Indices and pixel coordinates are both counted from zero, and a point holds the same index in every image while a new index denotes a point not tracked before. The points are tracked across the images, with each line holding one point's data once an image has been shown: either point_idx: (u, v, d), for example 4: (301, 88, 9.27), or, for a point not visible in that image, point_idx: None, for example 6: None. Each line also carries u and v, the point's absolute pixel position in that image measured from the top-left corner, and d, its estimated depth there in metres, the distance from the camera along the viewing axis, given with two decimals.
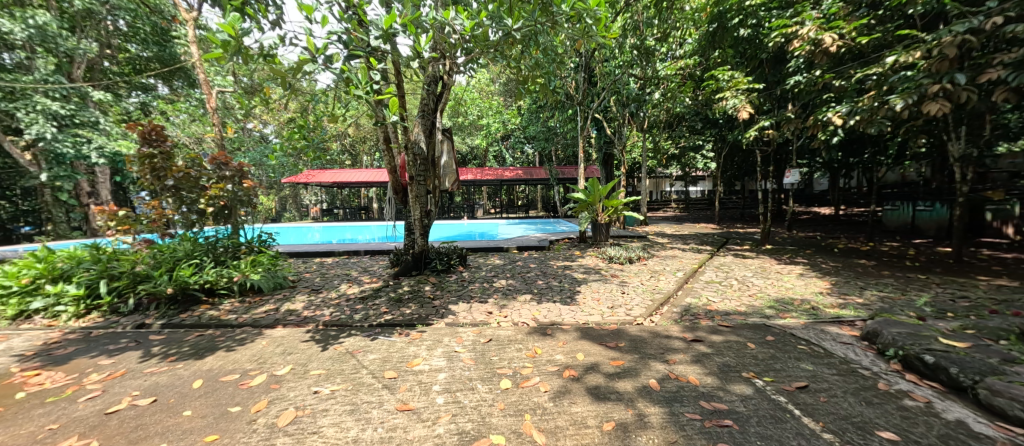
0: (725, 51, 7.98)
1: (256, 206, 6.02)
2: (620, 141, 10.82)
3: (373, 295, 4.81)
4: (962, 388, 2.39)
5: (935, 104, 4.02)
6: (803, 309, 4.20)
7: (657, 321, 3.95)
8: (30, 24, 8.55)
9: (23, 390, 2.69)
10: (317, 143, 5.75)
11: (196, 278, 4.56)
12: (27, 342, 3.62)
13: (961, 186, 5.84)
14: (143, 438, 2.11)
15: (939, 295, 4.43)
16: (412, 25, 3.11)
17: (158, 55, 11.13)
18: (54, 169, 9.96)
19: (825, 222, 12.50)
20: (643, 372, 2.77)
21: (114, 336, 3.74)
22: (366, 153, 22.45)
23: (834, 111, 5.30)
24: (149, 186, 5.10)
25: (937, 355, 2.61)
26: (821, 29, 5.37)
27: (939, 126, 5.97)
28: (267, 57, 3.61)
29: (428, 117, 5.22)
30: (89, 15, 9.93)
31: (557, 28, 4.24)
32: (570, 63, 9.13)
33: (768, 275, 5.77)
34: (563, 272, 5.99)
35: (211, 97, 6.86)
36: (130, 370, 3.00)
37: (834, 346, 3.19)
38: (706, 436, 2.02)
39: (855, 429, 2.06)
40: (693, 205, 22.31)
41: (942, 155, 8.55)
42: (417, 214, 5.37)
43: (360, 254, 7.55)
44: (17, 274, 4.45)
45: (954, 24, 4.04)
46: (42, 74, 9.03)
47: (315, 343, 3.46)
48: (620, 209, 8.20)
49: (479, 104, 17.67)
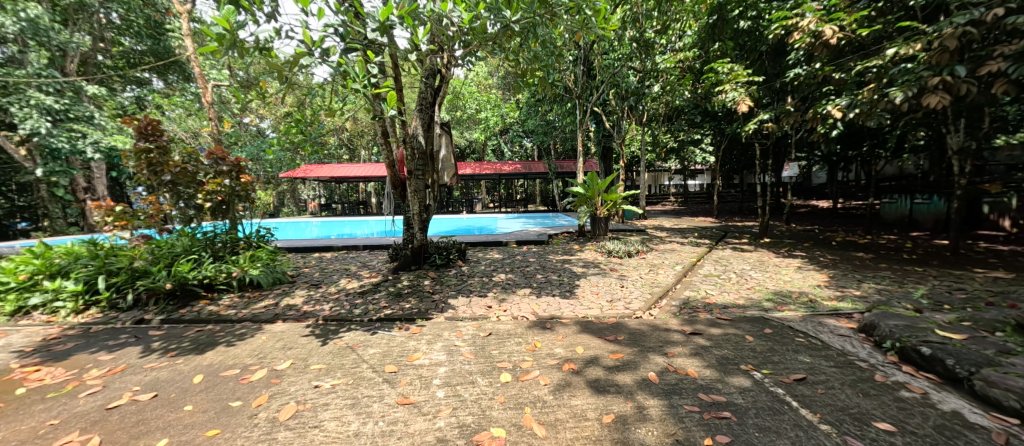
0: (725, 43, 8.09)
1: (254, 201, 5.98)
2: (619, 134, 10.79)
3: (373, 289, 4.83)
4: (958, 379, 2.41)
5: (934, 96, 4.00)
6: (802, 302, 4.22)
7: (656, 314, 3.98)
8: (22, 17, 8.48)
9: (23, 387, 2.68)
10: (315, 137, 5.60)
11: (195, 274, 4.54)
12: (25, 338, 3.60)
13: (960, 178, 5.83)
14: (143, 433, 2.12)
15: (936, 287, 4.47)
16: (410, 17, 3.06)
17: (152, 49, 11.07)
18: (49, 164, 9.93)
19: (823, 215, 12.50)
20: (643, 365, 2.79)
21: (114, 332, 3.74)
22: (365, 147, 22.39)
23: (833, 104, 5.19)
24: (147, 181, 5.12)
25: (933, 347, 2.63)
26: (821, 21, 5.33)
27: (938, 118, 5.94)
28: (263, 50, 3.48)
29: (428, 111, 5.12)
30: (82, 8, 9.83)
31: (556, 20, 4.23)
32: (569, 56, 9.05)
33: (767, 268, 5.80)
34: (562, 266, 6.01)
35: (206, 91, 6.60)
36: (129, 366, 3.00)
37: (833, 339, 3.21)
38: (705, 428, 2.04)
39: (852, 420, 2.08)
40: (692, 199, 22.33)
41: (940, 148, 8.54)
42: (417, 209, 5.32)
43: (360, 249, 7.53)
44: (14, 270, 4.42)
45: (956, 15, 4.02)
46: (36, 69, 8.99)
47: (315, 337, 3.47)
48: (620, 203, 8.15)
49: (477, 98, 17.46)
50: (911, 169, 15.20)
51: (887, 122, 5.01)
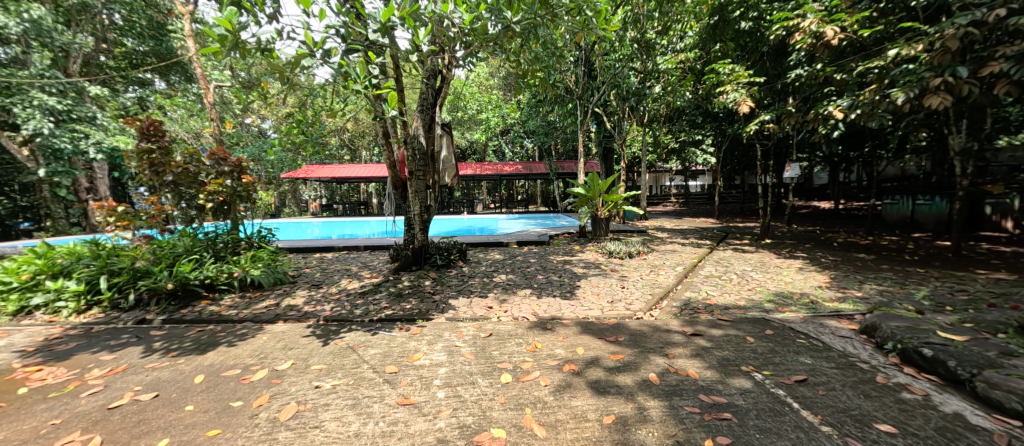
0: (726, 44, 8.15)
1: (255, 201, 5.99)
2: (620, 135, 10.76)
3: (373, 290, 4.83)
4: (960, 381, 2.40)
5: (936, 97, 4.00)
6: (803, 303, 4.21)
7: (657, 315, 3.97)
8: (25, 18, 8.53)
9: (24, 386, 2.69)
10: (315, 138, 5.61)
11: (196, 274, 4.55)
12: (28, 338, 3.62)
13: (962, 179, 5.81)
14: (145, 433, 2.12)
15: (938, 289, 4.45)
16: (411, 18, 3.07)
17: (154, 50, 11.10)
18: (52, 165, 9.97)
19: (825, 216, 12.48)
20: (644, 366, 2.79)
21: (115, 332, 3.75)
22: (365, 148, 22.40)
23: (834, 105, 5.17)
24: (149, 182, 5.13)
25: (935, 348, 2.63)
26: (822, 22, 5.32)
27: (940, 119, 5.93)
28: (265, 51, 3.50)
29: (428, 112, 5.11)
30: (84, 9, 9.86)
31: (557, 21, 4.23)
32: (570, 57, 9.03)
33: (768, 269, 5.78)
34: (563, 267, 6.00)
35: (209, 92, 6.61)
36: (131, 365, 3.01)
37: (834, 340, 3.20)
38: (706, 429, 2.04)
39: (854, 422, 2.07)
40: (693, 200, 22.30)
41: (942, 148, 8.53)
42: (417, 210, 5.33)
43: (360, 249, 7.53)
44: (16, 270, 4.44)
45: (957, 16, 4.01)
46: (38, 70, 9.02)
47: (315, 338, 3.47)
48: (620, 204, 8.14)
49: (478, 99, 17.43)
50: (913, 169, 15.19)
51: (888, 122, 5.00)
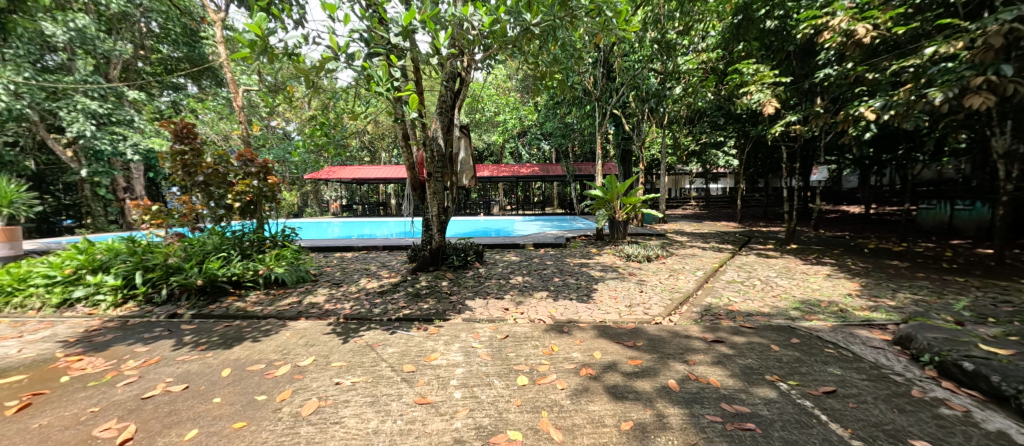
0: (750, 44, 7.75)
1: (280, 201, 6.17)
2: (639, 136, 10.60)
3: (391, 289, 4.91)
4: (1004, 397, 2.26)
5: (978, 97, 3.81)
6: (831, 311, 4.06)
7: (676, 321, 3.89)
8: (71, 27, 9.04)
9: (67, 375, 2.85)
10: (337, 140, 5.74)
11: (224, 271, 4.73)
12: (70, 329, 3.82)
13: (1006, 183, 5.48)
14: (176, 423, 2.21)
15: (979, 299, 4.20)
16: (432, 21, 3.13)
17: (188, 56, 11.63)
18: (93, 165, 10.53)
19: (854, 222, 11.90)
20: (663, 372, 2.73)
21: (149, 326, 3.92)
22: (385, 150, 22.84)
23: (866, 105, 4.94)
24: (181, 182, 5.36)
25: (976, 362, 2.48)
26: (854, 19, 5.12)
27: (982, 120, 5.61)
28: (292, 56, 3.64)
29: (446, 114, 5.16)
30: (125, 18, 10.44)
31: (576, 22, 4.20)
32: (589, 59, 8.98)
33: (793, 275, 5.60)
34: (580, 270, 5.95)
35: (238, 96, 6.86)
36: (163, 358, 3.14)
37: (865, 351, 3.06)
38: (728, 439, 1.98)
39: (887, 437, 1.98)
40: (714, 204, 21.81)
41: (985, 151, 8.06)
42: (435, 211, 5.39)
43: (379, 249, 7.66)
44: (61, 264, 4.73)
45: (1002, 11, 3.78)
46: (82, 75, 9.56)
47: (337, 335, 3.55)
48: (639, 207, 8.04)
49: (495, 101, 17.50)
50: (952, 173, 14.38)
51: (924, 123, 4.76)
